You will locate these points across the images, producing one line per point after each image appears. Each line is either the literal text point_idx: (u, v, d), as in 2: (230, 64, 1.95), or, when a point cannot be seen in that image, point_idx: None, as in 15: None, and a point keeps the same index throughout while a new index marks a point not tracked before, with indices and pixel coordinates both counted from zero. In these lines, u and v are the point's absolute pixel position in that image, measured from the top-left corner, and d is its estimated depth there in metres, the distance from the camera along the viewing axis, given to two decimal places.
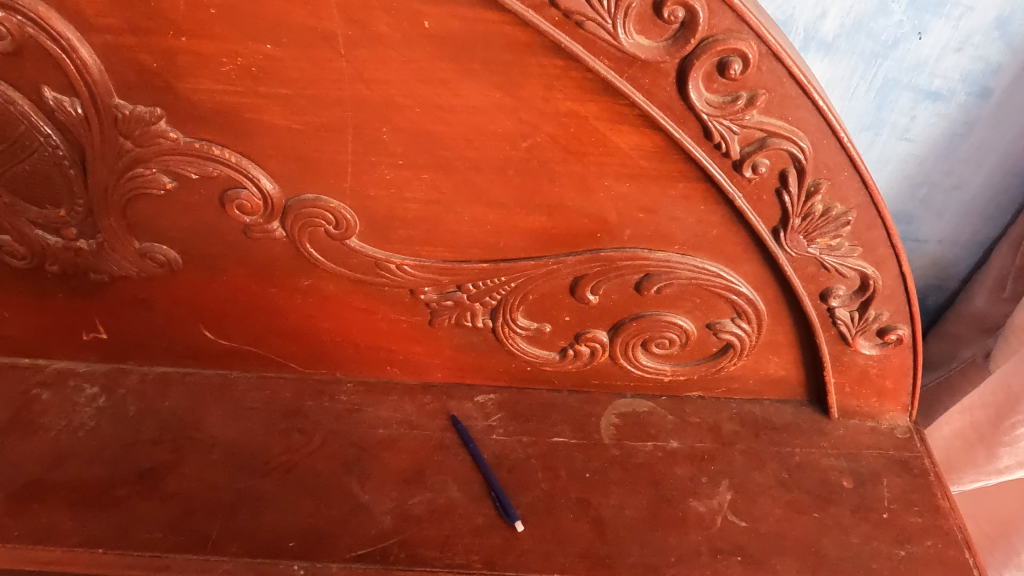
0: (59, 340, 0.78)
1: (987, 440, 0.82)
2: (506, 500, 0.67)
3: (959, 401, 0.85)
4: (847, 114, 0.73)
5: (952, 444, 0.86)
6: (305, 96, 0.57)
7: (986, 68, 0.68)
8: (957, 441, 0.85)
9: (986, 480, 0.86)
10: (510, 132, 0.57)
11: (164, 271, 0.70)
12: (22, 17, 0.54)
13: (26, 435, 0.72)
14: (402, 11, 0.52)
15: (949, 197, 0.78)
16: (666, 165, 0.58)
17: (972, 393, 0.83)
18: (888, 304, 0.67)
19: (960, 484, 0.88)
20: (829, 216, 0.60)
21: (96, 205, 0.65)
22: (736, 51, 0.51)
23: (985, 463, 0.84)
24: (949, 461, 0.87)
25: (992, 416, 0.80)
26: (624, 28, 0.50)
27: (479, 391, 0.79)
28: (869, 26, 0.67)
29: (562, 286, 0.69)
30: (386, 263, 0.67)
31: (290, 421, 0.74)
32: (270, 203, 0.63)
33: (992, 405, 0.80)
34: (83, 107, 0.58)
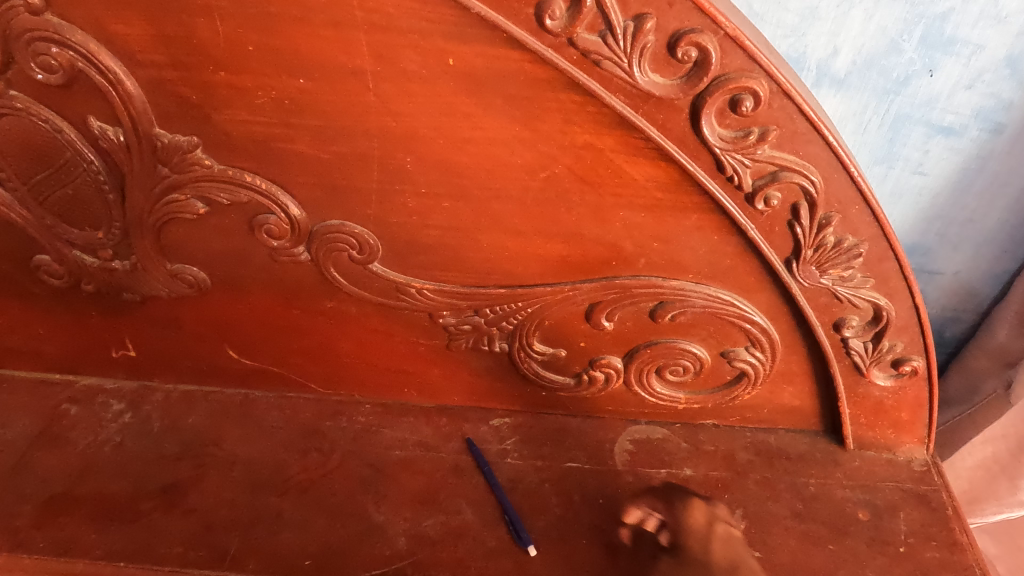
0: (89, 356, 0.80)
1: (1008, 470, 0.85)
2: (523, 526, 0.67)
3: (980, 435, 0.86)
4: (859, 148, 0.74)
5: (975, 474, 0.88)
6: (334, 127, 0.59)
7: (998, 104, 0.69)
8: (980, 472, 0.87)
9: (1007, 513, 0.88)
10: (529, 163, 0.60)
11: (193, 291, 0.73)
12: (73, 52, 0.57)
13: (55, 448, 0.74)
14: (428, 49, 0.54)
15: (964, 230, 0.79)
16: (680, 196, 0.60)
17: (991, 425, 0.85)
18: (902, 335, 0.67)
19: (983, 515, 0.90)
20: (841, 248, 0.61)
21: (133, 227, 0.68)
22: (748, 89, 0.53)
23: (1007, 495, 0.87)
24: (973, 492, 0.89)
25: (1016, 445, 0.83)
26: (639, 66, 0.52)
27: (495, 415, 0.80)
28: (881, 63, 0.68)
29: (578, 311, 0.70)
30: (406, 287, 0.69)
31: (310, 441, 0.76)
32: (297, 228, 0.66)
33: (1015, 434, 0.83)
34: (126, 136, 0.61)
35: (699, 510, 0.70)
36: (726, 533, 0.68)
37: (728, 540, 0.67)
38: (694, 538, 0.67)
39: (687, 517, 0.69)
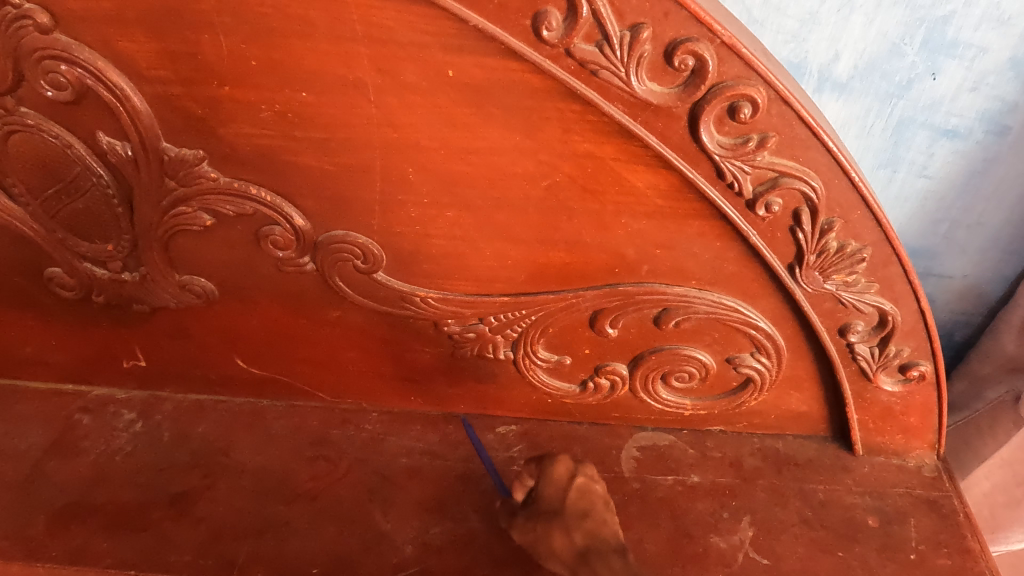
0: (100, 367, 0.81)
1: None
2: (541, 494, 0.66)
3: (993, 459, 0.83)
4: (863, 152, 0.74)
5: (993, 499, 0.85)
6: (336, 139, 0.60)
7: (1003, 107, 0.68)
8: (1002, 498, 0.85)
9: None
10: (530, 172, 0.60)
11: (201, 302, 0.74)
12: (82, 70, 0.58)
13: (68, 458, 0.75)
14: (428, 61, 0.55)
15: (971, 233, 0.78)
16: (682, 203, 0.60)
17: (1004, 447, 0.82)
18: (909, 340, 0.67)
19: (1006, 541, 0.87)
20: (844, 253, 0.61)
21: (141, 240, 0.69)
22: (746, 96, 0.53)
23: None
24: (994, 519, 0.87)
25: None
26: (637, 75, 0.52)
27: (501, 422, 0.80)
28: (883, 67, 0.67)
29: (582, 318, 0.70)
30: (411, 296, 0.70)
31: (317, 449, 0.77)
32: (302, 238, 0.66)
33: None
34: (134, 150, 0.62)
35: (556, 463, 0.65)
36: (586, 487, 0.64)
37: (586, 494, 0.64)
38: (552, 490, 0.64)
39: (550, 470, 0.65)
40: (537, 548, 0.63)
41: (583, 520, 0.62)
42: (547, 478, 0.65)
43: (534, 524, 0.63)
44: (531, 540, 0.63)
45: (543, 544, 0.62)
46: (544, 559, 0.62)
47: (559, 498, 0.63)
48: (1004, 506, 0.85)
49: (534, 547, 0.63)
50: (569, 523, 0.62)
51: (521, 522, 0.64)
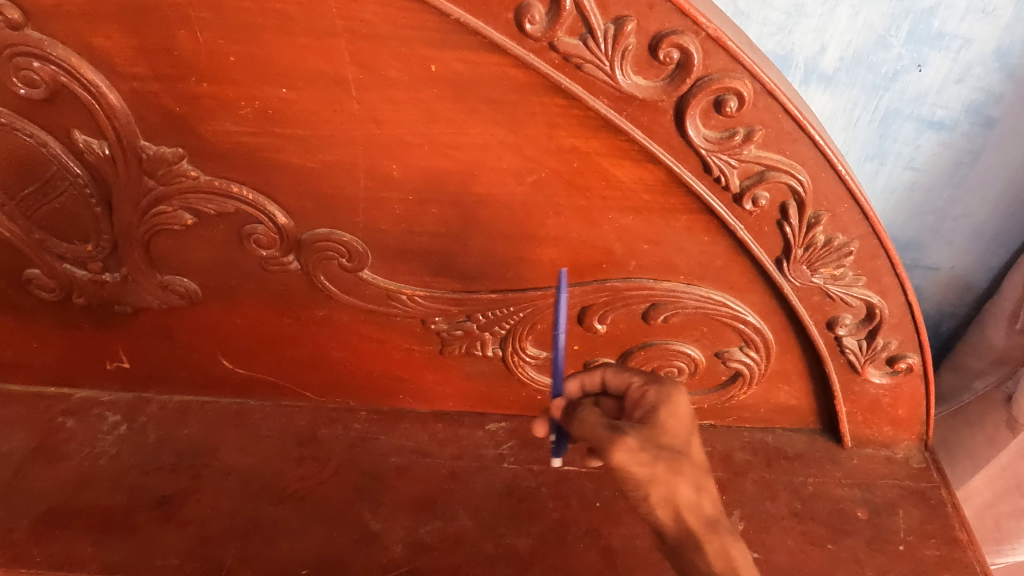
0: (83, 369, 0.80)
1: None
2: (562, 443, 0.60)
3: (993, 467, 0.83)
4: (850, 144, 0.73)
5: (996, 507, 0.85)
6: (318, 136, 0.59)
7: (989, 98, 0.68)
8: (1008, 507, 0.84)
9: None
10: (515, 167, 0.59)
11: (184, 302, 0.72)
12: (55, 67, 0.57)
13: (50, 462, 0.74)
14: (410, 56, 0.54)
15: (957, 224, 0.78)
16: (669, 197, 0.60)
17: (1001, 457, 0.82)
18: (897, 332, 0.67)
19: (1011, 550, 0.87)
20: (831, 246, 0.61)
21: (122, 240, 0.67)
22: (732, 90, 0.52)
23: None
24: (999, 527, 0.86)
25: None
26: (621, 69, 0.52)
27: (491, 420, 0.79)
28: (869, 59, 0.67)
29: (570, 315, 0.70)
30: (397, 294, 0.69)
31: (305, 450, 0.76)
32: (286, 236, 0.65)
33: None
34: (111, 149, 0.61)
35: (684, 400, 0.52)
36: None
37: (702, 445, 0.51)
38: (679, 430, 0.50)
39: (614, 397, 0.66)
40: (648, 484, 0.46)
41: (711, 488, 0.48)
42: (673, 414, 0.50)
43: (657, 457, 0.47)
44: (648, 473, 0.47)
45: (668, 480, 0.47)
46: (659, 497, 0.47)
47: (687, 445, 0.49)
48: (1004, 510, 0.85)
49: (645, 484, 0.46)
50: (705, 480, 0.48)
51: (642, 446, 0.47)
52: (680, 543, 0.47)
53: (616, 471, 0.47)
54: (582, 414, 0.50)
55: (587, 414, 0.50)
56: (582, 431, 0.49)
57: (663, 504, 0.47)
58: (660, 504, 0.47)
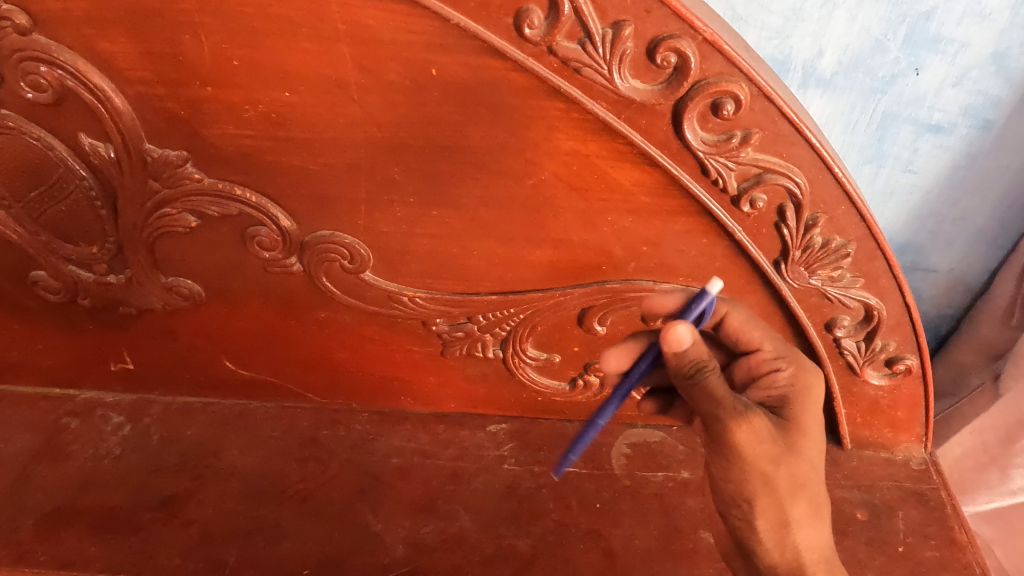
0: (87, 371, 0.81)
1: (999, 461, 0.85)
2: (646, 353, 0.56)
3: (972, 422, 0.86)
4: (849, 147, 0.74)
5: (963, 465, 0.88)
6: (320, 139, 0.60)
7: (986, 102, 0.68)
8: (972, 464, 0.87)
9: (999, 502, 0.88)
10: (515, 170, 0.60)
11: (188, 303, 0.73)
12: (62, 71, 0.58)
13: (55, 462, 0.75)
14: (410, 60, 0.54)
15: (956, 227, 0.79)
16: (668, 200, 0.60)
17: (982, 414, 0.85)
18: (895, 334, 0.67)
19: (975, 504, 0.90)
20: (829, 248, 0.61)
21: (127, 242, 0.68)
22: (729, 93, 0.53)
23: (998, 485, 0.86)
24: (963, 483, 0.89)
25: (1004, 435, 0.83)
26: (620, 72, 0.52)
27: (491, 421, 0.80)
28: (866, 63, 0.67)
29: (570, 316, 0.70)
30: (398, 296, 0.70)
31: (307, 451, 0.76)
32: (288, 239, 0.66)
33: (1004, 425, 0.83)
34: (116, 152, 0.62)
35: (814, 394, 0.55)
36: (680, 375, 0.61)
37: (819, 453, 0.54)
38: (808, 434, 0.53)
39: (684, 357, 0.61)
40: (761, 491, 0.51)
41: (817, 512, 0.54)
42: (808, 413, 0.54)
43: (782, 459, 0.51)
44: (768, 476, 0.51)
45: (781, 494, 0.52)
46: (766, 509, 0.52)
47: (812, 454, 0.53)
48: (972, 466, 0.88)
49: (762, 483, 0.51)
50: (816, 501, 0.53)
51: (768, 445, 0.50)
52: (767, 553, 0.54)
53: (739, 460, 0.51)
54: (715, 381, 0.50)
55: (718, 385, 0.50)
56: (710, 407, 0.50)
57: (771, 515, 0.52)
58: (766, 516, 0.52)
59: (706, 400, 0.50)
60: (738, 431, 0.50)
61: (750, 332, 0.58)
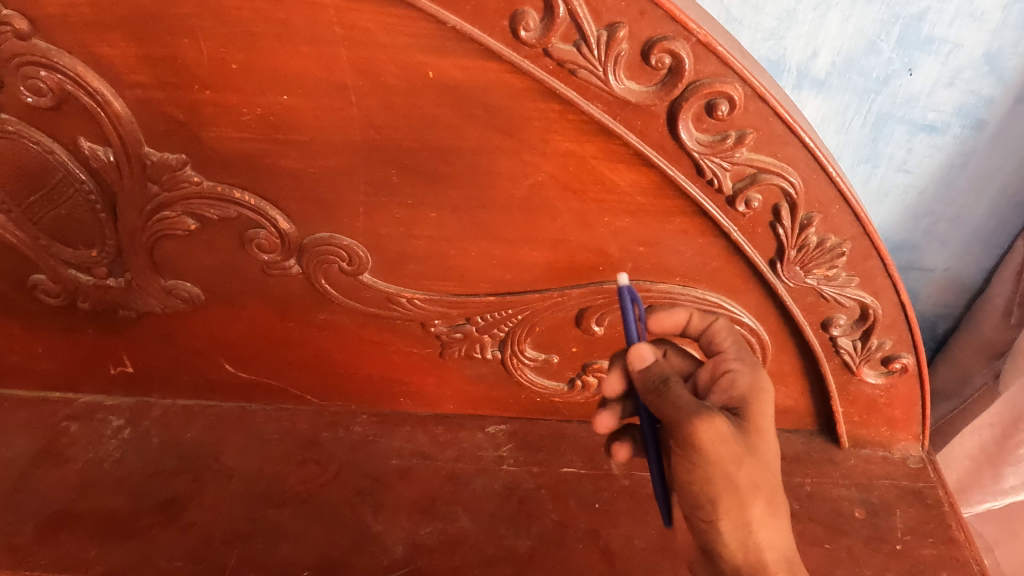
0: (87, 374, 0.81)
1: (993, 459, 0.86)
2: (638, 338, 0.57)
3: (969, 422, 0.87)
4: (844, 148, 0.74)
5: (961, 465, 0.89)
6: (318, 141, 0.60)
7: (979, 101, 0.69)
8: (967, 462, 0.89)
9: (993, 500, 0.90)
10: (512, 171, 0.60)
11: (188, 306, 0.73)
12: (62, 75, 0.58)
13: (55, 465, 0.75)
14: (407, 63, 0.55)
15: (951, 226, 0.79)
16: (664, 200, 0.61)
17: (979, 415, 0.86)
18: (890, 332, 0.68)
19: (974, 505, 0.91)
20: (824, 248, 0.62)
21: (126, 245, 0.69)
22: (723, 93, 0.53)
23: (992, 484, 0.88)
24: (960, 481, 0.91)
25: (999, 434, 0.84)
26: (615, 74, 0.53)
27: (490, 422, 0.80)
28: (860, 64, 0.68)
29: (568, 317, 0.71)
30: (397, 297, 0.70)
31: (307, 452, 0.77)
32: (287, 241, 0.67)
33: (999, 424, 0.83)
34: (115, 155, 0.62)
35: (770, 398, 0.54)
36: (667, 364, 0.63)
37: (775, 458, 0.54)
38: (765, 437, 0.52)
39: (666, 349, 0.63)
40: (723, 492, 0.50)
41: (778, 513, 0.52)
42: (765, 415, 0.53)
43: (742, 460, 0.50)
44: (729, 475, 0.50)
45: (742, 493, 0.50)
46: (728, 509, 0.51)
47: (769, 455, 0.52)
48: (969, 467, 0.89)
49: (722, 484, 0.50)
50: (774, 502, 0.52)
51: (730, 444, 0.50)
52: (731, 557, 0.52)
53: (701, 458, 0.50)
54: (674, 384, 0.51)
55: (679, 391, 0.51)
56: (669, 408, 0.50)
57: (734, 516, 0.51)
58: (730, 516, 0.51)
59: (667, 404, 0.50)
60: (702, 430, 0.49)
61: (722, 341, 0.60)
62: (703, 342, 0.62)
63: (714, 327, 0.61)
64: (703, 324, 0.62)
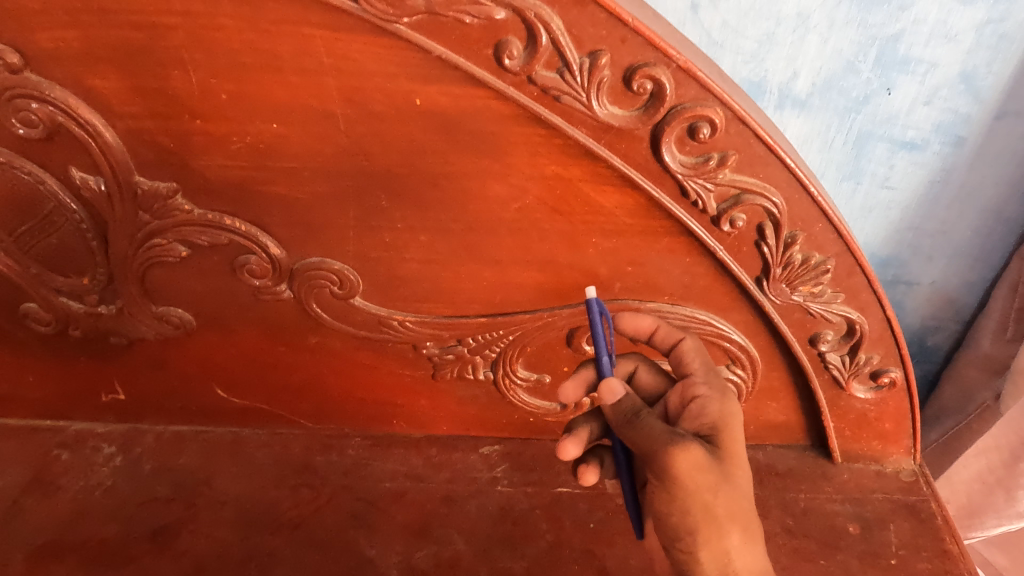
0: (78, 402, 0.81)
1: (1004, 484, 0.84)
2: (609, 359, 0.57)
3: (973, 444, 0.86)
4: (826, 165, 0.75)
5: (971, 488, 0.88)
6: (309, 168, 0.61)
7: (957, 119, 0.70)
8: (976, 485, 0.87)
9: (1006, 524, 0.88)
10: (500, 195, 0.61)
11: (180, 332, 0.74)
12: (53, 107, 0.59)
13: (46, 495, 0.75)
14: (395, 90, 0.56)
15: (936, 241, 0.80)
16: (650, 221, 0.61)
17: (984, 436, 0.85)
18: (878, 347, 0.68)
19: (984, 527, 0.90)
20: (809, 265, 0.62)
21: (117, 273, 0.69)
22: (704, 117, 0.54)
23: (1005, 508, 0.86)
24: (972, 506, 0.89)
25: (1008, 458, 0.83)
26: (598, 99, 0.54)
27: (484, 442, 0.80)
28: (840, 84, 0.69)
29: (559, 336, 0.71)
30: (388, 320, 0.70)
31: (300, 477, 0.76)
32: (278, 267, 0.67)
33: (1007, 447, 0.82)
34: (107, 185, 0.63)
35: (740, 421, 0.54)
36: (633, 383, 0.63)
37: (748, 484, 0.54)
38: (739, 464, 0.52)
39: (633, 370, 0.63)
40: (701, 521, 0.51)
41: (755, 540, 0.52)
42: (738, 441, 0.53)
43: (719, 489, 0.50)
44: (707, 505, 0.50)
45: (721, 522, 0.50)
46: (708, 538, 0.51)
47: (744, 483, 0.52)
48: (979, 489, 0.87)
49: (701, 513, 0.50)
50: (750, 529, 0.52)
51: (707, 473, 0.50)
52: None
53: (679, 488, 0.50)
54: (646, 416, 0.51)
55: (651, 423, 0.51)
56: (644, 440, 0.50)
57: (714, 544, 0.51)
58: (709, 545, 0.51)
59: (643, 436, 0.50)
60: (678, 462, 0.49)
61: (690, 361, 0.59)
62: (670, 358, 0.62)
63: (682, 345, 0.60)
64: (670, 339, 0.62)
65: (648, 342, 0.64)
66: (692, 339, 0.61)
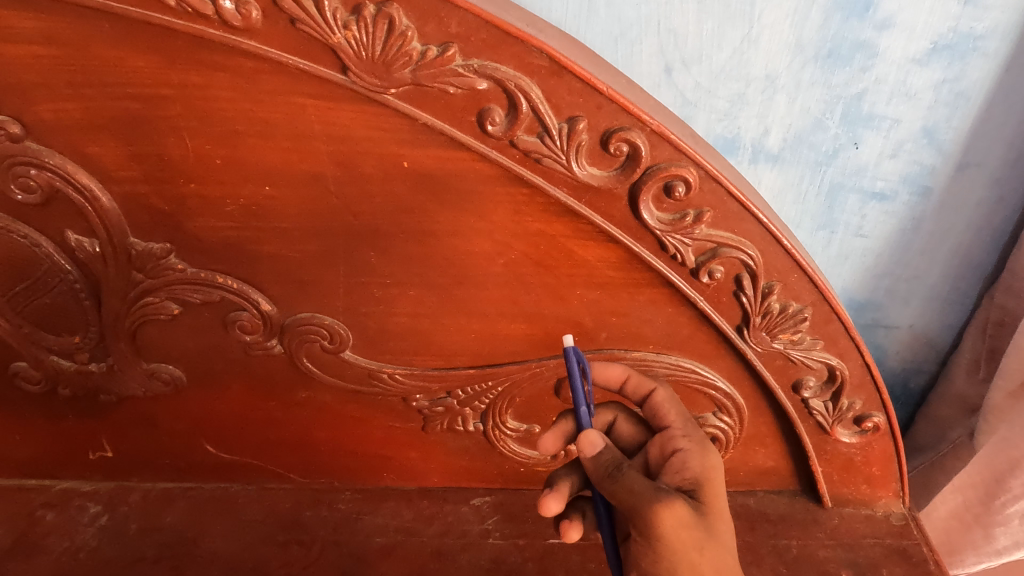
0: (65, 460, 0.80)
1: (982, 520, 0.86)
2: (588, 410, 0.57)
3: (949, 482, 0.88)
4: (801, 215, 0.78)
5: (949, 525, 0.89)
6: (300, 228, 0.63)
7: (923, 170, 0.73)
8: (953, 522, 0.89)
9: (988, 562, 0.89)
10: (486, 250, 0.63)
11: (170, 389, 0.74)
12: (51, 173, 0.60)
13: (29, 557, 0.73)
14: (383, 154, 0.58)
15: (911, 285, 0.83)
16: (632, 273, 0.63)
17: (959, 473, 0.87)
18: (860, 392, 0.70)
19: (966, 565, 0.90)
20: (787, 313, 0.64)
21: (109, 331, 0.70)
22: (679, 176, 0.57)
23: (984, 545, 0.87)
24: (951, 543, 0.90)
25: (983, 494, 0.84)
26: (577, 161, 0.56)
27: (475, 494, 0.80)
28: (809, 139, 0.72)
29: (547, 386, 0.72)
30: (378, 373, 0.71)
31: (289, 533, 0.76)
32: (269, 323, 0.68)
33: (981, 483, 0.84)
34: (101, 246, 0.64)
35: (722, 474, 0.55)
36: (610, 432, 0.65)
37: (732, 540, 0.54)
38: (722, 518, 0.53)
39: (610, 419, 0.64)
40: None
41: None
42: (719, 495, 0.54)
43: (704, 545, 0.50)
44: (693, 564, 0.50)
45: None
46: None
47: (729, 538, 0.52)
48: (957, 526, 0.89)
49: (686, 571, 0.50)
50: None
51: (691, 530, 0.50)
52: None
53: (664, 546, 0.50)
54: (629, 470, 0.52)
55: (633, 478, 0.51)
56: (628, 496, 0.51)
57: None
58: None
59: (626, 492, 0.51)
60: (664, 519, 0.49)
61: (666, 413, 0.60)
62: (644, 409, 0.63)
63: (655, 397, 0.61)
64: (641, 389, 0.62)
65: (620, 391, 0.65)
66: (664, 390, 0.62)
